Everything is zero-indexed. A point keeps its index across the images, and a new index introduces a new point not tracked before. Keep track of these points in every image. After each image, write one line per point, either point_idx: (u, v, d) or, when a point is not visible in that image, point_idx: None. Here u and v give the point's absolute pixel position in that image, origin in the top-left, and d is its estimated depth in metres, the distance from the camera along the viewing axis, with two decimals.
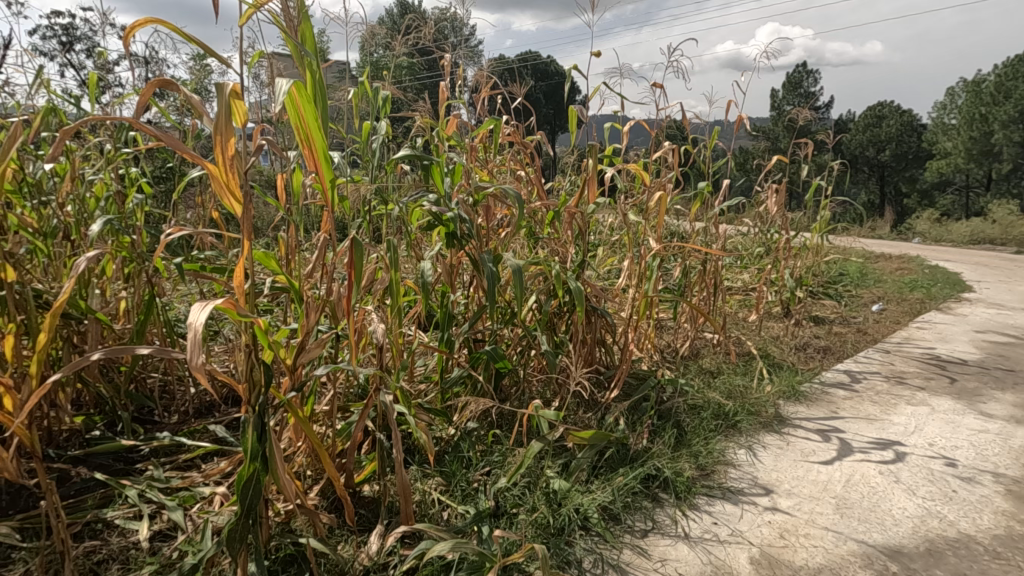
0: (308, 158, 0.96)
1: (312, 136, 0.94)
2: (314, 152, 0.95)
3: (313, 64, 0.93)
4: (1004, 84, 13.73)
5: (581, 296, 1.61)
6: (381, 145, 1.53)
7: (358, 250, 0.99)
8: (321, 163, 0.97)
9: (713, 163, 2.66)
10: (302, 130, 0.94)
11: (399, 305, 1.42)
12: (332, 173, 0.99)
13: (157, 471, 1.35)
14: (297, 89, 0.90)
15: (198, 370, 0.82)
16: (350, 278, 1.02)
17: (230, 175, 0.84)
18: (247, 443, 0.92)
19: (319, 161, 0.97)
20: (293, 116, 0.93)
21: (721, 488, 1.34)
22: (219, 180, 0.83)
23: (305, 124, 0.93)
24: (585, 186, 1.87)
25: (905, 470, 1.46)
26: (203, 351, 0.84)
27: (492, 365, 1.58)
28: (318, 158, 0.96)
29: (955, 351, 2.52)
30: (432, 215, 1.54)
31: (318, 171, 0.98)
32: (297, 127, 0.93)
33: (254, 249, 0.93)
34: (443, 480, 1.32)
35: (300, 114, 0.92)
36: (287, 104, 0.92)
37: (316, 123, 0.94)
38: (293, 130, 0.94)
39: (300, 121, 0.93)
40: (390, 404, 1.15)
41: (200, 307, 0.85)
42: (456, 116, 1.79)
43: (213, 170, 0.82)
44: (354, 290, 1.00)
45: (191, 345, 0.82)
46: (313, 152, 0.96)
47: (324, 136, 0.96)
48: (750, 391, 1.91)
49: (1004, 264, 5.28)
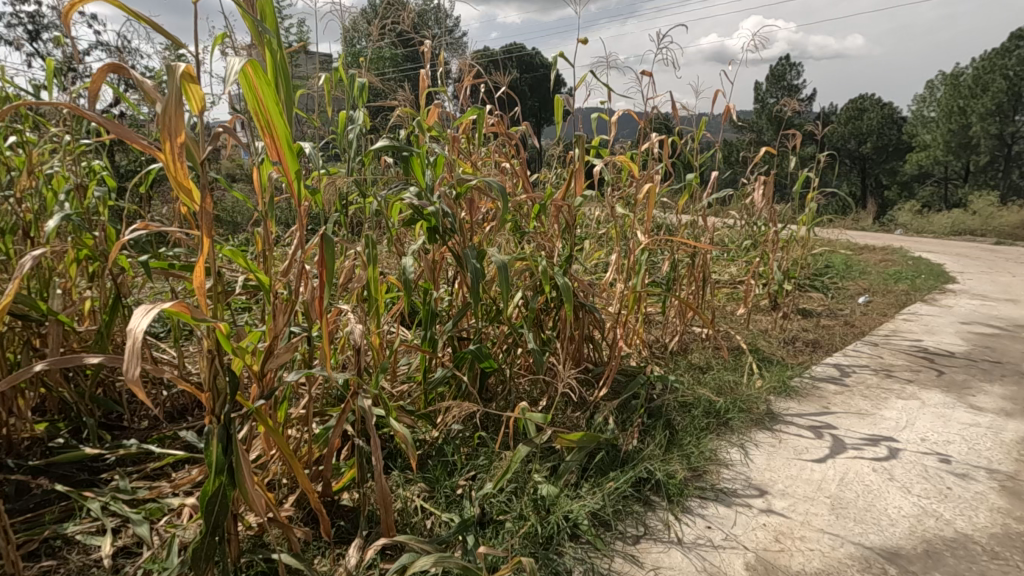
0: (270, 147, 0.89)
1: (272, 120, 0.86)
2: (276, 139, 0.87)
3: (272, 41, 0.85)
4: (981, 78, 13.94)
5: (570, 292, 1.56)
6: (358, 135, 1.46)
7: (329, 246, 0.88)
8: (284, 152, 0.89)
9: (701, 154, 2.62)
10: (260, 114, 0.86)
11: (379, 303, 1.37)
12: (297, 162, 0.91)
13: (123, 482, 1.28)
14: (253, 66, 0.82)
15: (133, 382, 0.75)
16: (321, 278, 0.91)
17: (182, 166, 0.77)
18: (211, 456, 0.85)
19: (282, 150, 0.89)
20: (250, 99, 0.85)
21: (714, 489, 1.30)
22: (171, 172, 0.76)
23: (264, 107, 0.86)
24: (571, 178, 1.82)
25: (899, 466, 1.43)
26: (141, 361, 0.76)
27: (477, 365, 1.52)
28: (281, 146, 0.89)
29: (942, 343, 2.51)
30: (413, 209, 1.47)
31: (280, 161, 0.90)
32: (254, 111, 0.85)
33: (215, 246, 0.85)
34: (427, 485, 1.27)
35: (258, 96, 0.85)
36: (242, 85, 0.84)
37: (276, 107, 0.86)
38: (250, 113, 0.86)
39: (258, 104, 0.86)
40: (369, 409, 1.10)
41: (143, 311, 0.78)
42: (438, 106, 1.73)
43: (163, 160, 0.75)
44: (326, 291, 0.90)
45: (126, 355, 0.74)
46: (275, 140, 0.88)
47: (287, 120, 0.88)
48: (741, 387, 1.89)
49: (983, 255, 5.33)
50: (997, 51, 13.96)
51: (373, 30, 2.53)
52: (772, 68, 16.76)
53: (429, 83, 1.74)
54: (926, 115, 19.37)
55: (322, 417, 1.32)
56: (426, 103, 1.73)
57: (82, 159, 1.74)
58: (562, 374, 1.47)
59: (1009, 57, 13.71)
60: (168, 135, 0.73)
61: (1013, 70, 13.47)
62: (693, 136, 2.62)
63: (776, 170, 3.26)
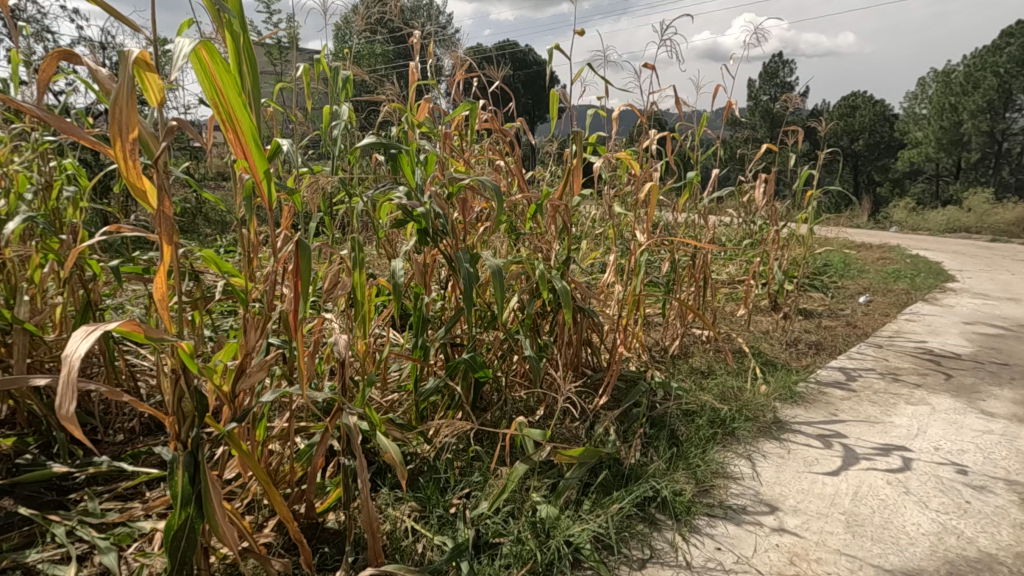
0: (234, 145, 0.81)
1: (234, 114, 0.79)
2: (239, 134, 0.79)
3: (234, 23, 0.77)
4: (972, 76, 14.05)
5: (568, 297, 1.49)
6: (343, 131, 1.36)
7: (304, 254, 0.78)
8: (249, 148, 0.81)
9: (701, 152, 2.55)
10: (220, 107, 0.78)
11: (366, 310, 1.30)
12: (265, 160, 0.83)
13: (91, 504, 1.19)
14: (209, 51, 0.74)
15: (65, 417, 0.72)
16: (296, 290, 0.81)
17: (137, 166, 0.69)
18: (176, 486, 0.77)
19: (249, 147, 0.81)
20: (207, 90, 0.77)
21: (722, 506, 1.23)
22: (125, 172, 0.68)
23: (224, 98, 0.78)
24: (569, 176, 1.74)
25: (914, 479, 1.37)
26: (76, 394, 0.73)
27: (470, 375, 1.45)
28: (246, 142, 0.81)
29: (947, 345, 2.46)
30: (403, 211, 1.39)
31: (246, 158, 0.82)
32: (213, 104, 0.77)
33: (178, 253, 0.76)
34: (418, 505, 1.19)
35: (217, 86, 0.77)
36: (199, 75, 0.76)
37: (238, 98, 0.78)
38: (209, 106, 0.78)
39: (217, 95, 0.78)
40: (354, 427, 1.02)
41: (82, 335, 0.77)
42: (429, 101, 1.65)
43: (115, 160, 0.66)
44: (302, 303, 0.80)
45: (58, 391, 0.71)
46: (239, 136, 0.80)
47: (252, 114, 0.80)
48: (745, 393, 1.82)
49: (980, 253, 5.31)
50: (989, 49, 14.03)
51: (362, 22, 2.42)
52: (765, 65, 16.73)
53: (419, 76, 1.65)
54: (918, 112, 19.44)
55: (307, 431, 1.24)
56: (416, 97, 1.64)
57: (51, 158, 1.64)
58: (561, 387, 1.39)
59: (1001, 55, 13.77)
60: (118, 130, 0.64)
61: (1004, 67, 13.53)
62: (694, 132, 2.55)
63: (777, 166, 3.19)
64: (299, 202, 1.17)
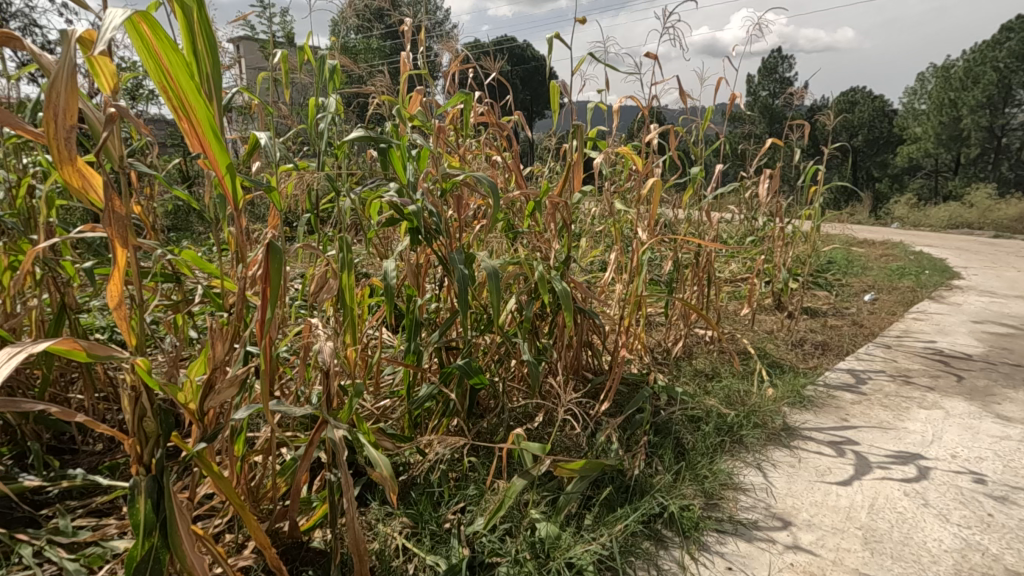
0: (188, 134, 0.75)
1: (185, 98, 0.72)
2: (192, 122, 0.73)
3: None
4: (973, 71, 13.98)
5: (568, 299, 1.42)
6: (329, 124, 1.28)
7: (274, 259, 0.70)
8: (206, 139, 0.75)
9: (705, 147, 2.47)
10: (169, 91, 0.72)
11: (355, 315, 1.23)
12: (225, 151, 0.76)
13: (62, 521, 1.11)
14: (153, 28, 0.68)
15: None
16: (267, 297, 0.73)
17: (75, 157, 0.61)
18: (138, 516, 0.70)
19: (206, 138, 0.75)
20: (154, 73, 0.71)
21: (732, 521, 1.16)
22: (60, 165, 0.61)
23: (173, 81, 0.72)
24: (569, 172, 1.65)
25: (932, 490, 1.30)
26: None
27: (466, 381, 1.38)
28: (202, 132, 0.74)
29: (957, 345, 2.39)
30: (393, 209, 1.32)
31: (205, 151, 0.76)
32: (159, 87, 0.71)
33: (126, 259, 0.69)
34: (410, 520, 1.12)
35: (164, 67, 0.71)
36: (144, 54, 0.70)
37: (189, 82, 0.72)
38: (157, 90, 0.72)
39: (165, 79, 0.72)
40: (340, 443, 0.95)
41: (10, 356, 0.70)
42: (422, 93, 1.56)
43: (48, 150, 0.59)
44: (270, 312, 0.71)
45: None
46: (194, 124, 0.74)
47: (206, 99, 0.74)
48: (751, 397, 1.75)
49: (985, 249, 5.24)
50: (989, 44, 13.96)
51: (353, 13, 2.34)
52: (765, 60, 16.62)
53: (411, 66, 1.56)
54: (918, 107, 19.35)
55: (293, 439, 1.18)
56: (408, 89, 1.55)
57: (24, 153, 1.56)
58: (561, 399, 1.31)
59: (1000, 50, 13.72)
60: (55, 115, 0.57)
61: (1004, 62, 13.47)
62: (698, 127, 2.47)
63: (782, 162, 3.11)
64: (279, 201, 1.11)
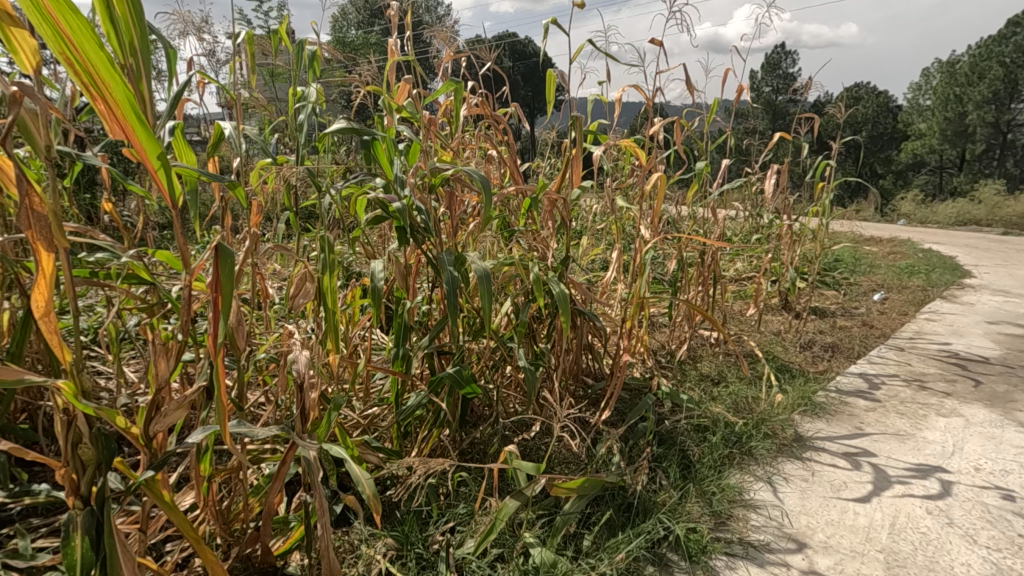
0: (106, 118, 0.68)
1: (98, 74, 0.66)
2: (108, 101, 0.67)
3: None
4: (978, 65, 13.83)
5: (566, 301, 1.33)
6: (309, 115, 1.20)
7: (225, 260, 0.61)
8: (127, 121, 0.68)
9: (710, 141, 2.37)
10: (76, 65, 0.65)
11: (337, 318, 1.15)
12: (149, 137, 0.70)
13: (20, 543, 1.01)
14: None
15: None
16: (215, 304, 0.64)
17: None
18: (73, 553, 0.62)
19: (128, 122, 0.69)
20: (54, 43, 0.64)
21: (742, 543, 1.07)
22: None
23: (79, 53, 0.65)
24: (568, 167, 1.56)
25: (957, 507, 1.21)
26: None
27: (457, 390, 1.30)
28: (121, 114, 0.68)
29: (973, 347, 2.30)
30: (379, 206, 1.24)
31: (130, 138, 0.70)
32: (64, 60, 0.65)
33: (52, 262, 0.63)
34: (395, 542, 1.04)
35: (68, 39, 0.64)
36: (43, 28, 0.64)
37: (99, 53, 0.65)
38: (62, 65, 0.65)
39: (70, 52, 0.65)
40: (315, 464, 0.87)
41: None
42: (411, 83, 1.47)
43: None
44: (223, 326, 0.63)
45: None
46: (110, 104, 0.67)
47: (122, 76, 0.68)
48: (760, 403, 1.66)
49: (995, 247, 5.12)
50: (996, 39, 13.80)
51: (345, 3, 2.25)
52: (768, 56, 16.46)
53: (398, 53, 1.47)
54: (922, 102, 19.17)
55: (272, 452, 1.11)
56: (396, 79, 1.47)
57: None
58: (559, 414, 1.21)
59: (1006, 44, 13.58)
60: None
61: (1009, 57, 13.34)
62: (703, 120, 2.38)
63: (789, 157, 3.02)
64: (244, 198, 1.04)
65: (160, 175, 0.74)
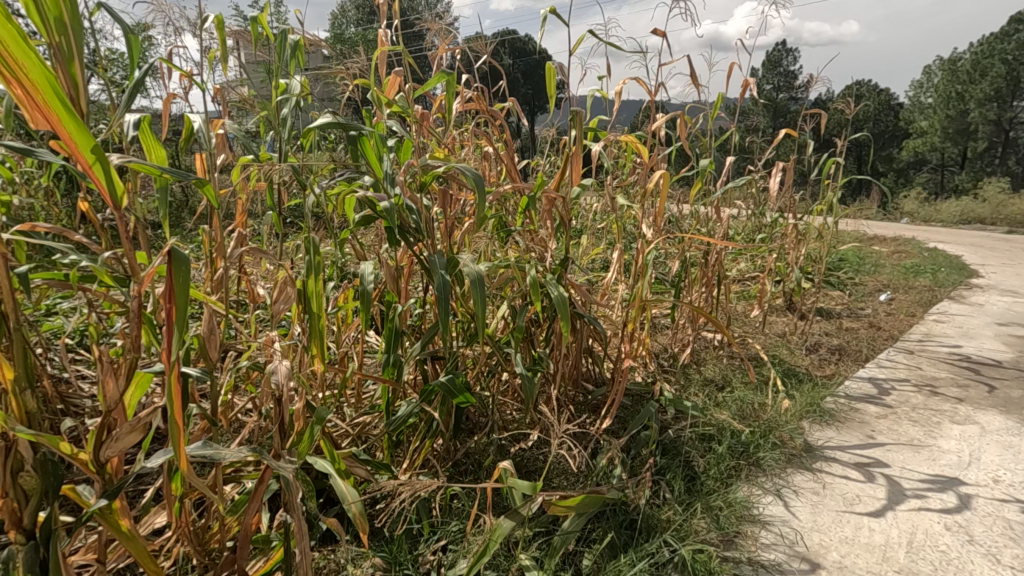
0: (25, 105, 0.63)
1: (11, 53, 0.61)
2: (26, 84, 0.62)
3: None
4: (980, 63, 13.77)
5: (564, 305, 1.27)
6: (293, 110, 1.14)
7: (178, 267, 0.58)
8: (51, 107, 0.63)
9: (714, 138, 2.30)
10: None
11: (322, 324, 1.09)
12: (77, 125, 0.65)
13: None
14: None
15: None
16: (168, 316, 0.59)
17: None
18: None
19: (49, 109, 0.64)
20: None
21: (751, 564, 1.01)
22: None
23: None
24: (566, 165, 1.49)
25: (977, 523, 1.14)
26: None
27: (450, 400, 1.23)
28: (42, 98, 0.63)
29: (984, 350, 2.23)
30: (367, 205, 1.18)
31: (56, 128, 0.65)
32: None
33: None
34: (383, 563, 0.98)
35: None
36: None
37: (8, 29, 0.59)
38: None
39: None
40: (292, 485, 0.81)
41: None
42: (401, 76, 1.40)
43: None
44: (178, 340, 0.58)
45: None
46: (27, 88, 0.62)
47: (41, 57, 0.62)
48: (766, 410, 1.60)
49: (1000, 246, 5.05)
50: (998, 35, 13.71)
51: None
52: (769, 53, 16.37)
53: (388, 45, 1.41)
54: (924, 100, 19.07)
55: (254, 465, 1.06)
56: (387, 72, 1.41)
57: None
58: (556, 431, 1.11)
59: (1009, 41, 13.49)
60: None
61: (1011, 55, 13.26)
62: (706, 116, 2.31)
63: (794, 154, 2.95)
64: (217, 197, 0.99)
65: (96, 171, 0.69)
